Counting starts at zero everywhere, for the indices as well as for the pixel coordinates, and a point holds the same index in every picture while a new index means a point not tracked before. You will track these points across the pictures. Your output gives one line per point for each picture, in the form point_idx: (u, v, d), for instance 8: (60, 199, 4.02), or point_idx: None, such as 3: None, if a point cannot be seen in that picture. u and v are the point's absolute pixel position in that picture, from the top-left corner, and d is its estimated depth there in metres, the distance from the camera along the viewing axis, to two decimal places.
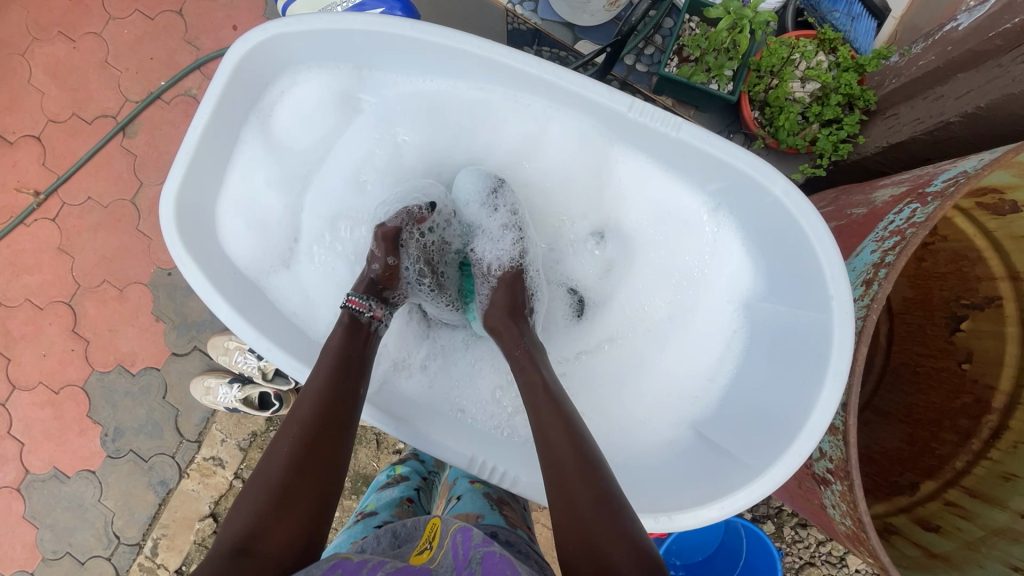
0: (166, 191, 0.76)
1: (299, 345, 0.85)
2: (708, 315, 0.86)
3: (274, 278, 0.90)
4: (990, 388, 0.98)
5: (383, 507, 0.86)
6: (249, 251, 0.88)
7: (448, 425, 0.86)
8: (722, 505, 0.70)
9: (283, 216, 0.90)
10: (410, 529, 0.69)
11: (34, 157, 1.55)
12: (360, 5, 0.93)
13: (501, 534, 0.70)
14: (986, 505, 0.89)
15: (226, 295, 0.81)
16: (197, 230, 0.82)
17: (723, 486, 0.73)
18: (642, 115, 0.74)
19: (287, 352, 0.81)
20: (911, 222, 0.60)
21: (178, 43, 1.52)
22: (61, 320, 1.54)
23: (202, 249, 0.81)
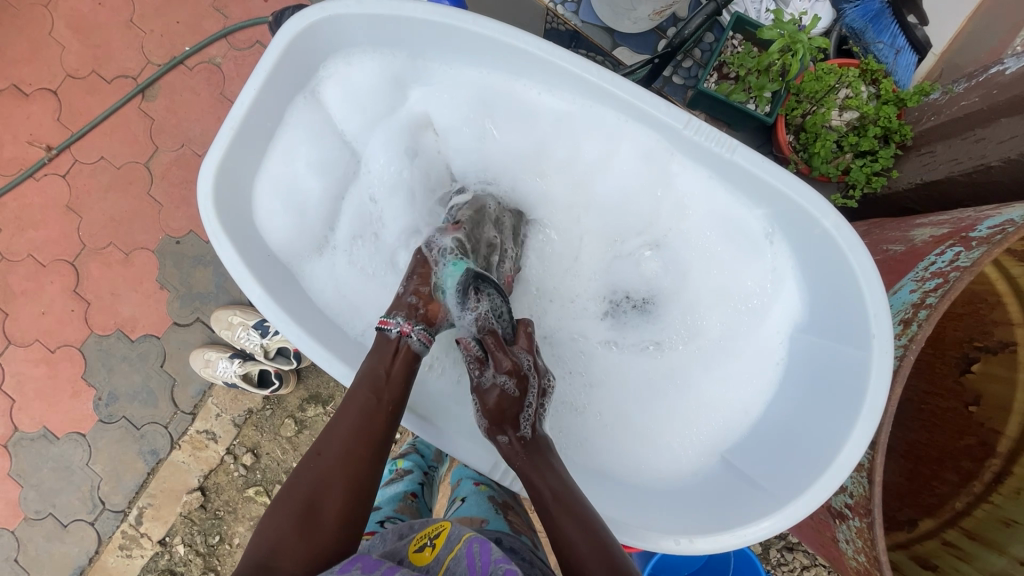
0: (209, 164, 0.75)
1: (329, 335, 0.83)
2: (747, 341, 0.84)
3: (306, 265, 0.88)
4: (995, 432, 0.99)
5: (386, 503, 0.87)
6: (283, 235, 0.85)
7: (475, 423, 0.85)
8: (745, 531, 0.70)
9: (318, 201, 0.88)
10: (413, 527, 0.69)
11: (49, 111, 1.52)
12: None
13: (505, 541, 0.70)
14: (983, 547, 0.92)
15: (259, 277, 0.80)
16: (234, 207, 0.81)
17: (746, 511, 0.73)
18: (694, 131, 0.73)
19: (316, 339, 0.79)
20: (955, 265, 0.60)
21: (207, 10, 1.50)
22: (64, 279, 1.51)
23: (239, 227, 0.80)
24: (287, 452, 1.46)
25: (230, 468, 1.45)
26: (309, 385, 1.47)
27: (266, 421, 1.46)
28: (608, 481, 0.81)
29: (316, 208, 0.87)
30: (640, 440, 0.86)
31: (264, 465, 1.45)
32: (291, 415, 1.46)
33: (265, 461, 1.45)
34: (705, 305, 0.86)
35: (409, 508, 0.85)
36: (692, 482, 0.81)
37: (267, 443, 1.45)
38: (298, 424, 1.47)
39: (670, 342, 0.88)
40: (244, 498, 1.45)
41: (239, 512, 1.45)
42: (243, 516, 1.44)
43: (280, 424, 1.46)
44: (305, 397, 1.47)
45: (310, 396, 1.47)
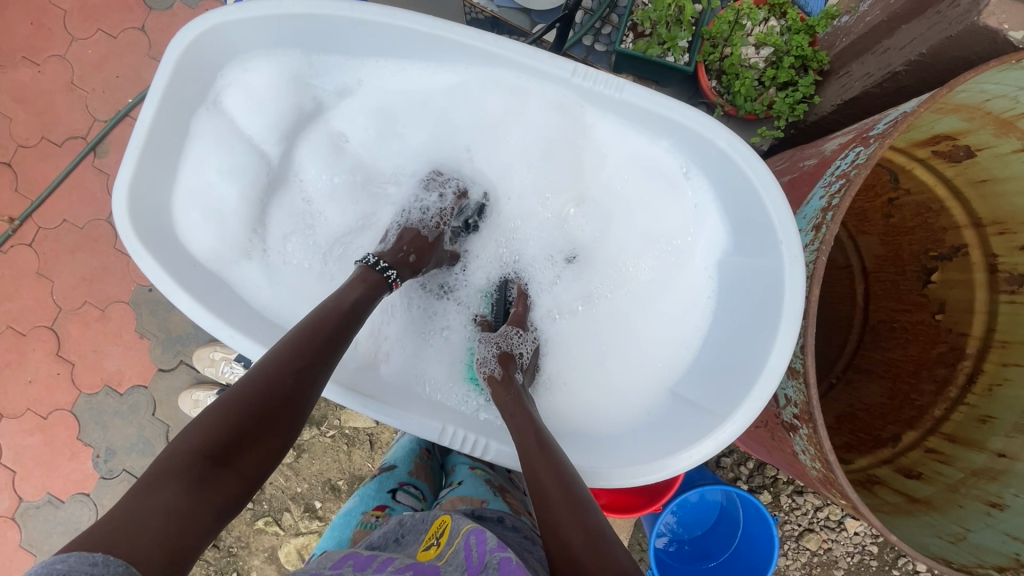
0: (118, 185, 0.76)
1: (266, 332, 0.85)
2: (679, 277, 0.86)
3: (239, 270, 0.90)
4: (963, 335, 1.02)
5: (400, 462, 1.01)
6: (210, 245, 0.87)
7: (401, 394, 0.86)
8: (691, 453, 0.72)
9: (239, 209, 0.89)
10: (418, 520, 0.73)
11: (6, 183, 1.54)
12: None
13: (507, 519, 0.73)
14: (964, 448, 0.93)
15: (188, 287, 0.81)
16: (156, 223, 0.82)
17: (691, 436, 0.74)
18: (583, 78, 0.75)
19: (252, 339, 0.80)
20: (855, 164, 0.61)
21: (143, 59, 1.50)
22: (45, 345, 1.53)
23: (163, 241, 0.82)
24: (290, 478, 1.41)
25: None
26: None
27: None
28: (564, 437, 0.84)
29: (237, 215, 0.88)
30: (599, 391, 0.88)
31: (268, 496, 1.42)
32: None
33: (269, 491, 1.41)
34: (634, 247, 0.90)
35: (419, 472, 1.00)
36: (649, 421, 0.83)
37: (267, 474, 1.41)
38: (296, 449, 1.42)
39: (609, 290, 0.92)
40: (254, 532, 1.41)
41: (252, 546, 1.41)
42: (257, 549, 1.41)
43: None
44: None
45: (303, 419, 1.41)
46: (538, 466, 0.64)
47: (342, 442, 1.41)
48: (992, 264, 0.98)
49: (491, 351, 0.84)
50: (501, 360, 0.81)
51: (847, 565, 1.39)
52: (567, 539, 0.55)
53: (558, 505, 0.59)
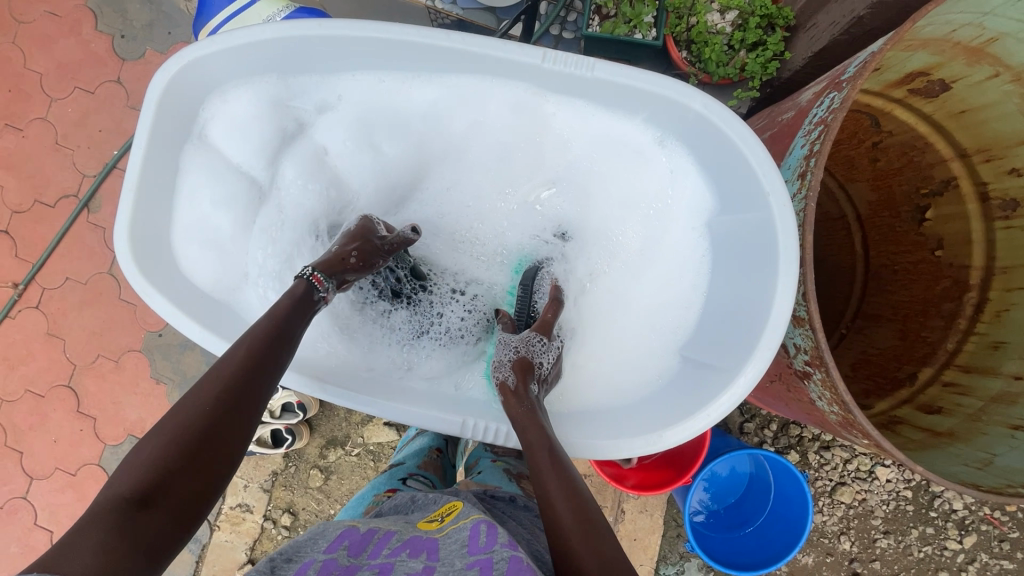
0: (119, 227, 0.78)
1: None
2: (669, 243, 0.88)
3: (242, 297, 0.90)
4: (965, 267, 1.02)
5: (410, 458, 1.08)
6: (212, 274, 0.88)
7: (382, 385, 0.88)
8: (709, 412, 0.73)
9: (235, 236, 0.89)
10: (428, 500, 0.80)
11: (6, 250, 1.56)
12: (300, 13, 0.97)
13: (518, 499, 0.82)
14: (980, 377, 0.94)
15: (196, 317, 0.82)
16: (157, 259, 0.83)
17: (707, 395, 0.76)
18: (553, 63, 0.75)
19: None
20: (830, 109, 0.63)
21: (123, 111, 1.52)
22: (65, 403, 1.55)
23: (165, 276, 0.83)
24: (322, 501, 1.43)
25: (273, 533, 1.42)
26: (324, 432, 1.43)
27: (294, 478, 1.43)
28: (583, 414, 0.86)
29: (234, 243, 0.89)
30: (610, 367, 0.89)
31: (304, 521, 1.43)
32: (315, 464, 1.43)
33: (304, 516, 1.42)
34: (621, 220, 0.91)
35: (429, 464, 1.06)
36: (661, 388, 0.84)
37: (300, 499, 1.42)
38: (324, 472, 1.44)
39: (604, 265, 0.93)
40: None
41: None
42: None
43: (308, 476, 1.43)
44: (323, 443, 1.43)
45: (327, 441, 1.43)
46: (551, 484, 0.66)
47: (367, 459, 1.43)
48: (983, 193, 0.99)
49: (509, 356, 0.82)
50: (518, 368, 0.79)
51: (884, 512, 1.39)
52: (580, 565, 0.56)
53: (576, 528, 0.60)
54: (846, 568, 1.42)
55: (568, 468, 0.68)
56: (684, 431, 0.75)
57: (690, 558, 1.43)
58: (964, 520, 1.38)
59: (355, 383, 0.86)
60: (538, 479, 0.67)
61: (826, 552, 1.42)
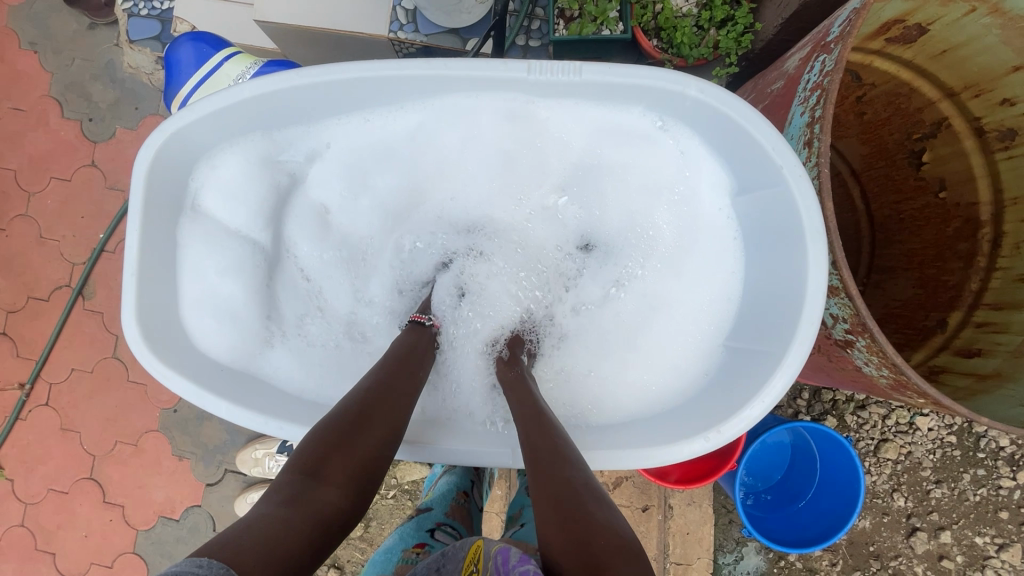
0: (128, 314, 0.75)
1: (307, 411, 0.84)
2: (683, 233, 0.86)
3: (264, 361, 0.88)
4: (973, 204, 1.01)
5: (438, 503, 1.04)
6: (226, 345, 0.85)
7: (462, 428, 0.86)
8: (761, 399, 0.72)
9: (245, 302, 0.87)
10: (460, 548, 0.68)
11: (7, 351, 1.53)
12: (271, 66, 0.96)
13: (558, 566, 0.69)
14: (1013, 311, 0.92)
15: (220, 391, 0.80)
16: (169, 339, 0.81)
17: (755, 383, 0.74)
18: (540, 73, 0.75)
19: (297, 422, 0.80)
20: (825, 73, 0.62)
21: (103, 192, 1.50)
22: (90, 496, 1.52)
23: (180, 356, 0.80)
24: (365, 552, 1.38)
25: None
26: None
27: None
28: (637, 420, 0.84)
29: (245, 309, 0.86)
30: (647, 368, 0.87)
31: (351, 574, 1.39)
32: None
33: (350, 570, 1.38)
34: (632, 215, 0.89)
35: (459, 511, 1.03)
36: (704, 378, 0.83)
37: (343, 553, 1.38)
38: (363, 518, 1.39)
39: (633, 268, 0.90)
40: None
41: None
42: None
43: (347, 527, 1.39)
44: None
45: None
46: (544, 464, 0.64)
47: (406, 498, 1.38)
48: (977, 128, 0.98)
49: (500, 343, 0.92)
50: (508, 349, 0.89)
51: (932, 462, 1.37)
52: (567, 539, 0.53)
53: (553, 509, 0.58)
54: (905, 526, 1.39)
55: (564, 451, 0.66)
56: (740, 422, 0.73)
57: (747, 543, 1.41)
58: (1014, 456, 1.36)
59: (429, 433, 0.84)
60: (536, 462, 0.66)
61: (882, 513, 1.39)
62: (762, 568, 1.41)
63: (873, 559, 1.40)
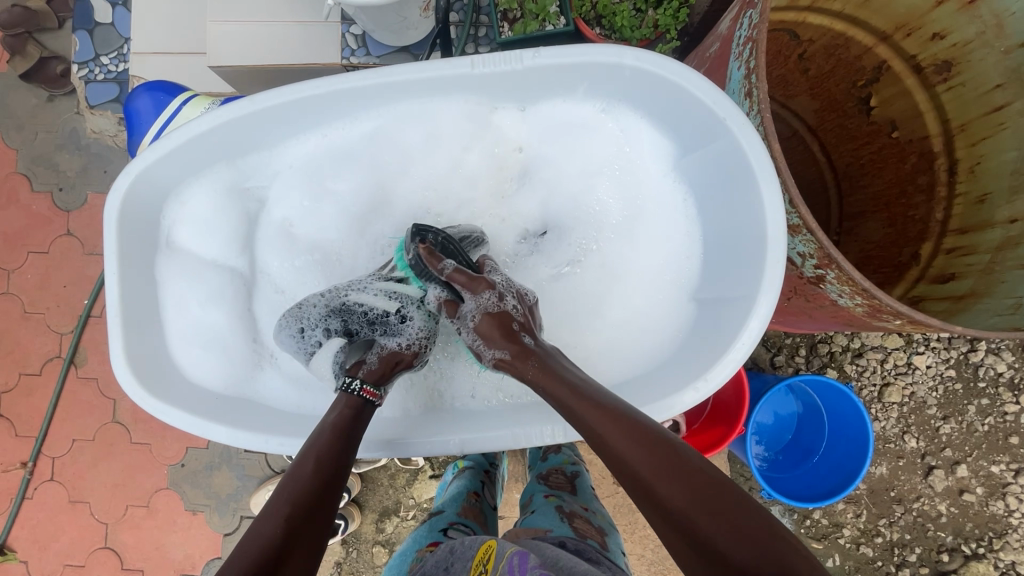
0: (117, 356, 0.76)
1: (307, 426, 0.85)
2: (646, 199, 0.89)
3: (258, 385, 0.89)
4: (925, 139, 1.04)
5: (449, 505, 1.03)
6: (219, 374, 0.87)
7: (445, 416, 0.91)
8: (743, 341, 0.74)
9: (232, 331, 0.88)
10: (467, 546, 0.75)
11: (5, 432, 1.52)
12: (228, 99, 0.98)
13: (569, 543, 0.74)
14: (979, 233, 0.96)
15: (219, 418, 0.81)
16: (162, 375, 0.82)
17: (733, 329, 0.76)
18: (484, 65, 0.77)
19: (300, 436, 0.81)
20: (752, 26, 0.66)
21: (83, 259, 1.51)
22: (108, 565, 1.49)
23: (175, 390, 0.81)
24: None
25: None
26: (374, 505, 1.38)
27: (359, 562, 1.37)
28: (620, 385, 0.86)
29: (233, 337, 0.88)
30: (632, 337, 0.89)
31: None
32: (375, 541, 1.37)
33: None
34: (594, 191, 0.91)
35: (469, 511, 1.01)
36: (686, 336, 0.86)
37: None
38: (387, 545, 1.38)
39: (589, 244, 0.92)
40: None
41: None
42: None
43: (372, 555, 1.37)
44: (376, 517, 1.38)
45: (380, 514, 1.37)
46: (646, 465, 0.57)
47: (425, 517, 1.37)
48: (916, 65, 1.01)
49: (470, 307, 0.77)
50: (491, 336, 0.74)
51: (936, 399, 1.39)
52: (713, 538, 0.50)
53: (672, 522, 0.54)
54: (921, 465, 1.40)
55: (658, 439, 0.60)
56: (724, 369, 0.75)
57: (771, 507, 1.41)
58: (1014, 380, 1.38)
59: (403, 424, 0.89)
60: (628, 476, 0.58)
61: (897, 456, 1.40)
62: (790, 531, 1.41)
63: (896, 504, 1.41)
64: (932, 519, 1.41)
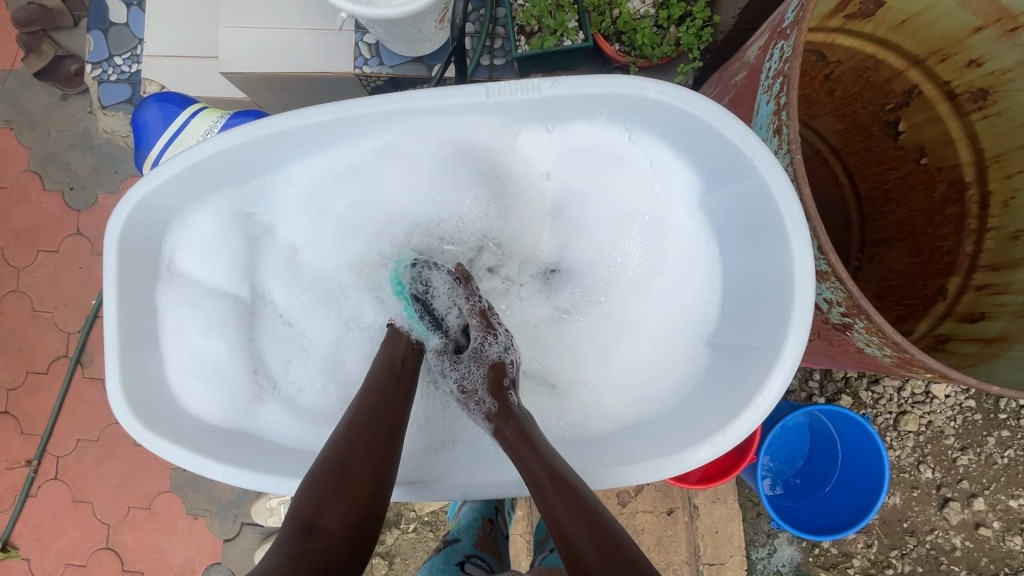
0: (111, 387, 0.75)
1: (306, 462, 0.83)
2: (669, 234, 0.85)
3: (257, 415, 0.87)
4: (955, 167, 1.00)
5: (464, 534, 1.04)
6: (217, 404, 0.85)
7: (460, 460, 0.87)
8: (766, 393, 0.71)
9: (231, 360, 0.86)
10: None
11: (11, 430, 1.52)
12: (236, 116, 0.96)
13: None
14: (1011, 270, 0.92)
15: (214, 452, 0.80)
16: (158, 405, 0.80)
17: (755, 380, 0.73)
18: (499, 92, 0.74)
19: (295, 475, 0.79)
20: (784, 59, 0.63)
21: (92, 259, 1.50)
22: (108, 566, 1.49)
23: (170, 422, 0.80)
24: None
25: None
26: None
27: None
28: (635, 426, 0.84)
29: (232, 366, 0.86)
30: (645, 376, 0.86)
31: None
32: (376, 553, 1.36)
33: None
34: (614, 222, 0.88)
35: (485, 542, 1.03)
36: (702, 381, 0.82)
37: None
38: (387, 557, 1.37)
39: (607, 279, 0.89)
40: None
41: None
42: None
43: (372, 566, 1.36)
44: None
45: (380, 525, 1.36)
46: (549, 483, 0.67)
47: (426, 530, 1.36)
48: (949, 92, 0.98)
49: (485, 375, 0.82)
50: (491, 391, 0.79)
51: (954, 430, 1.34)
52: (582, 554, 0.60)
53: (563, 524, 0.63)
54: (935, 497, 1.36)
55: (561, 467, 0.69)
56: (744, 421, 0.72)
57: (779, 534, 1.38)
58: None
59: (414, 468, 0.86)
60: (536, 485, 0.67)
61: (912, 487, 1.36)
62: (798, 559, 1.38)
63: (909, 536, 1.36)
64: (946, 552, 1.36)
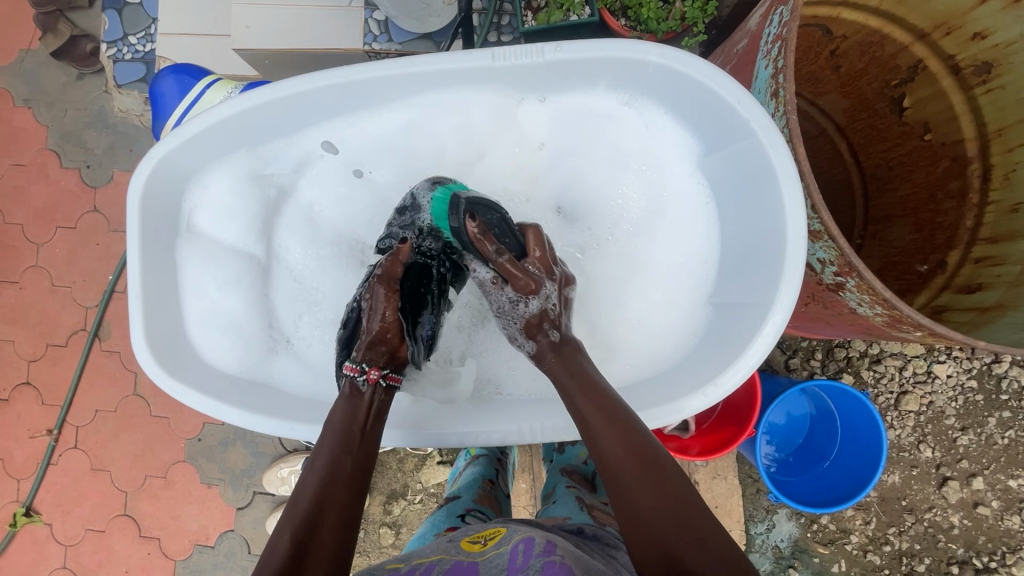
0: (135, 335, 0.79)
1: (317, 411, 0.87)
2: (671, 198, 0.87)
3: (271, 369, 0.90)
4: (958, 143, 1.01)
5: (465, 492, 1.07)
6: (233, 357, 0.89)
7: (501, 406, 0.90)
8: (757, 347, 0.74)
9: (247, 315, 0.90)
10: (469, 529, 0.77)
11: (33, 400, 1.57)
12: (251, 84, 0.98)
13: (587, 528, 0.75)
14: (1009, 243, 0.93)
15: (231, 400, 0.84)
16: (177, 355, 0.84)
17: (749, 338, 0.76)
18: (504, 58, 0.77)
19: (307, 423, 0.83)
20: (782, 23, 0.65)
21: (108, 235, 1.55)
22: (126, 531, 1.55)
23: (190, 372, 0.84)
24: None
25: None
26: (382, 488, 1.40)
27: (366, 543, 1.39)
28: (633, 386, 0.86)
29: (248, 322, 0.89)
30: (644, 338, 0.88)
31: None
32: (383, 522, 1.40)
33: None
34: (617, 186, 0.89)
35: (485, 500, 1.05)
36: (699, 341, 0.85)
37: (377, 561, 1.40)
38: (394, 527, 1.41)
39: (607, 240, 0.90)
40: None
41: None
42: None
43: (379, 535, 1.40)
44: (384, 499, 1.40)
45: (387, 496, 1.40)
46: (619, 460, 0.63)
47: (431, 501, 1.40)
48: (953, 66, 0.98)
49: (532, 306, 0.76)
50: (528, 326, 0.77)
51: (955, 409, 1.36)
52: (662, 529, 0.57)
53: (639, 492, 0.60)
54: (934, 475, 1.37)
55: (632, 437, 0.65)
56: (737, 375, 0.75)
57: (777, 510, 1.40)
58: None
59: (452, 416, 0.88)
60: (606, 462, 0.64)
61: (911, 465, 1.38)
62: (796, 535, 1.40)
63: (907, 513, 1.38)
64: (944, 530, 1.38)
